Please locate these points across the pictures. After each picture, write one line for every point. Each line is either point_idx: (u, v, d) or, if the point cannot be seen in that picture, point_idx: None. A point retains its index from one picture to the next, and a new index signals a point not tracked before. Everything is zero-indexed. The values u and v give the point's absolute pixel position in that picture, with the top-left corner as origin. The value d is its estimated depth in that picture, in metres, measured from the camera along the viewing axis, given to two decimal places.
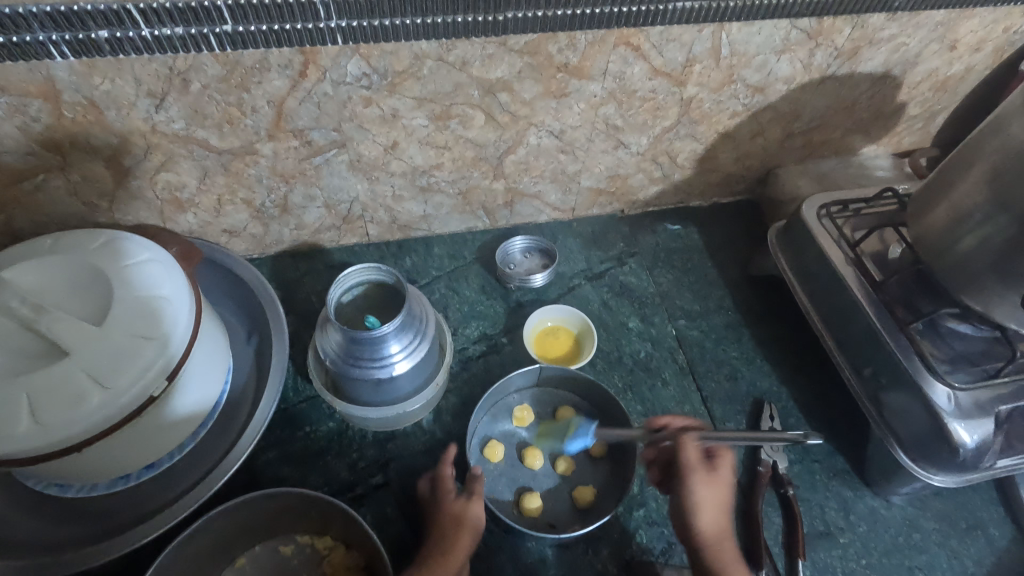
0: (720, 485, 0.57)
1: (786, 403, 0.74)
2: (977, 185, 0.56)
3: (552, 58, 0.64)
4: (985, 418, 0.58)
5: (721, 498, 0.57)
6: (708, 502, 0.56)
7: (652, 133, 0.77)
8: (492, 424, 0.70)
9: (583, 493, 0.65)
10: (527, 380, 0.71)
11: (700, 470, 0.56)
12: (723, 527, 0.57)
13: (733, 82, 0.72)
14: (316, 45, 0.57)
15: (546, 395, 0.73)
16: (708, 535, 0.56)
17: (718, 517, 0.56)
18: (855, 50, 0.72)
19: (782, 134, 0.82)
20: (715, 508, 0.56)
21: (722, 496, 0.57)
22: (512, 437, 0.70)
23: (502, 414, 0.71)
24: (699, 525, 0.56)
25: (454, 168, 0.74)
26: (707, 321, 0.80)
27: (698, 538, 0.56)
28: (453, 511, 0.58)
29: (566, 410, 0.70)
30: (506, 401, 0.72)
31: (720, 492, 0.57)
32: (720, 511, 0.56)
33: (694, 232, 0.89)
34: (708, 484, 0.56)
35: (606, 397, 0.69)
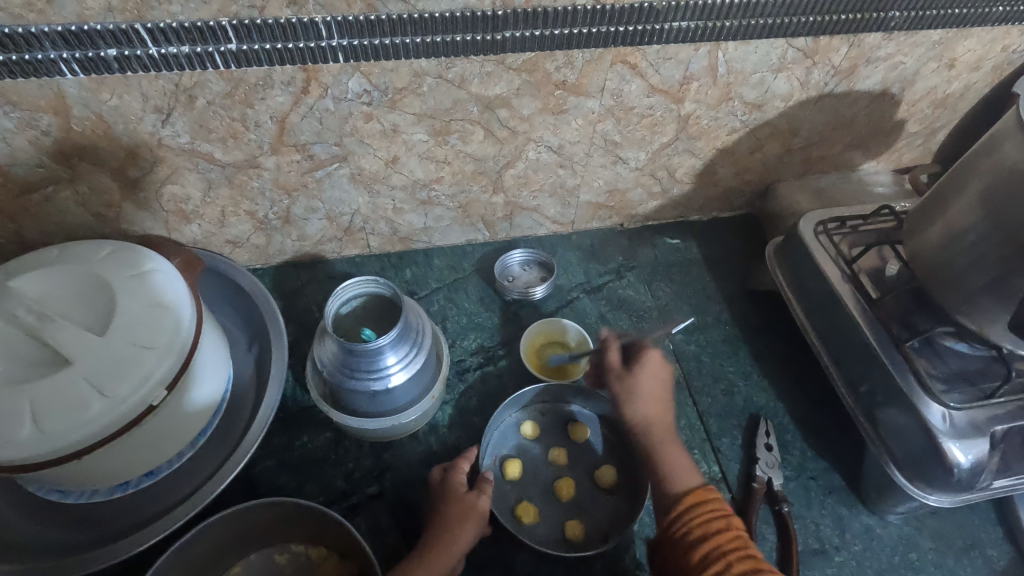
0: (647, 380, 0.64)
1: (782, 419, 0.74)
2: (971, 206, 0.56)
3: (550, 75, 0.65)
4: (980, 438, 0.58)
5: (654, 392, 0.63)
6: (636, 391, 0.63)
7: (650, 148, 0.77)
8: (495, 447, 0.70)
9: (578, 429, 0.70)
10: (526, 399, 0.72)
11: (641, 368, 0.64)
12: (661, 417, 0.63)
13: (730, 99, 0.73)
14: (318, 62, 0.59)
15: (547, 407, 0.73)
16: (642, 418, 0.62)
17: (649, 403, 0.63)
18: (852, 68, 0.73)
19: (780, 150, 0.83)
20: (648, 400, 0.63)
21: (652, 386, 0.63)
22: (543, 517, 0.66)
23: (498, 438, 0.70)
24: (635, 412, 0.63)
25: (454, 181, 0.75)
26: (705, 335, 0.80)
27: (634, 423, 0.63)
28: (463, 503, 0.59)
29: (529, 426, 0.71)
30: (508, 423, 0.71)
31: (649, 384, 0.64)
32: (648, 402, 0.63)
33: (693, 246, 0.90)
34: (641, 376, 0.64)
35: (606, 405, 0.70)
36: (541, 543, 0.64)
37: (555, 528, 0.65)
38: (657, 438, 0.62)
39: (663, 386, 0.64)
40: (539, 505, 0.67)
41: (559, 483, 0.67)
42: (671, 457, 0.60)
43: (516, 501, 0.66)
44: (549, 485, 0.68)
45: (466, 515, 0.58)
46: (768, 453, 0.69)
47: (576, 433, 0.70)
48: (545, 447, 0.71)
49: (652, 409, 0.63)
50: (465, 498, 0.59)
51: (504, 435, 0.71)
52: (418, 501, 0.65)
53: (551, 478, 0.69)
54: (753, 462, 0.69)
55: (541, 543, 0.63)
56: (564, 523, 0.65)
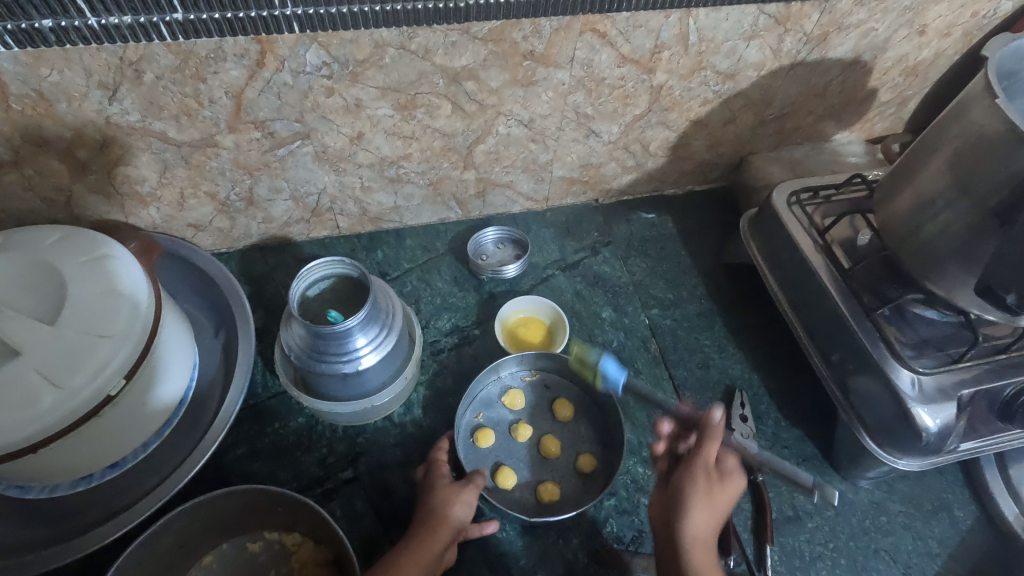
0: (718, 505, 0.53)
1: (757, 390, 0.74)
2: (939, 172, 0.56)
3: (518, 45, 0.63)
4: (948, 402, 0.59)
5: (725, 507, 0.54)
6: (717, 511, 0.53)
7: (623, 121, 0.76)
8: (473, 460, 0.66)
9: (513, 397, 0.70)
10: (466, 395, 0.68)
11: (713, 496, 0.53)
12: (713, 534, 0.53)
13: (702, 69, 0.72)
14: (272, 33, 0.56)
15: (492, 387, 0.71)
16: (699, 533, 0.52)
17: (714, 518, 0.53)
18: (825, 36, 0.72)
19: (754, 121, 0.82)
20: (718, 513, 0.53)
21: (728, 496, 0.54)
22: (557, 478, 0.66)
23: (467, 445, 0.67)
24: (695, 522, 0.52)
25: (423, 158, 0.73)
26: (681, 309, 0.80)
27: (687, 531, 0.52)
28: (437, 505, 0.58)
29: (484, 430, 0.67)
30: (463, 427, 0.68)
31: (726, 499, 0.54)
32: (717, 518, 0.53)
33: (669, 221, 0.89)
34: (727, 488, 0.54)
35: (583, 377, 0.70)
36: (581, 495, 0.65)
37: (573, 477, 0.66)
38: (705, 556, 0.51)
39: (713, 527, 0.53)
40: (548, 476, 0.66)
41: (543, 445, 0.67)
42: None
43: (531, 494, 0.65)
44: (538, 459, 0.67)
45: (442, 517, 0.57)
46: (743, 424, 0.70)
47: (512, 401, 0.70)
48: (503, 425, 0.69)
49: (716, 521, 0.53)
50: (444, 499, 0.58)
51: (469, 442, 0.67)
52: (394, 484, 0.64)
53: (531, 451, 0.68)
54: (729, 434, 0.70)
55: (581, 495, 0.65)
56: (574, 464, 0.67)
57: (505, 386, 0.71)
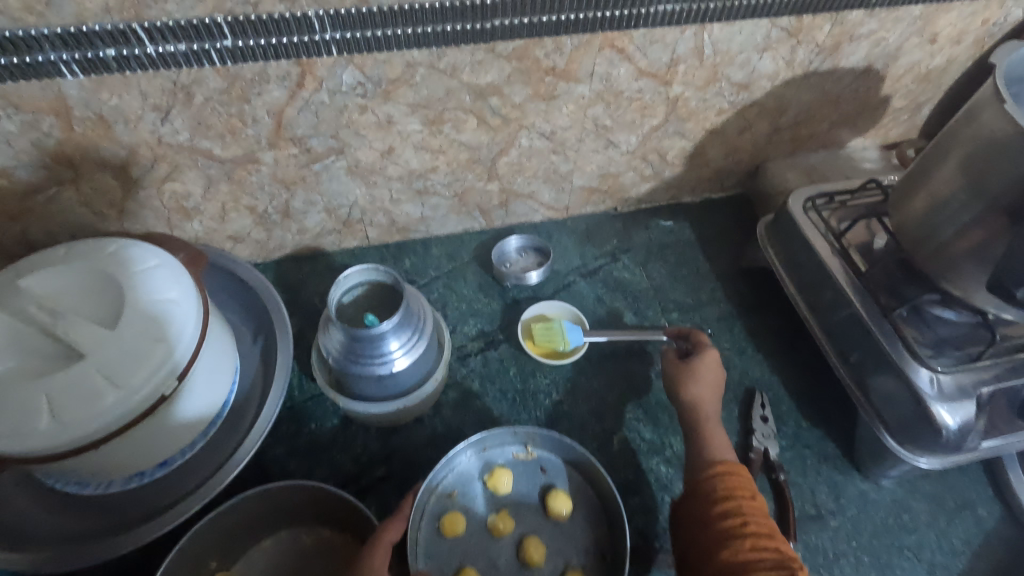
0: (704, 372, 0.65)
1: (778, 391, 0.75)
2: (952, 176, 0.58)
3: (540, 62, 0.66)
4: (967, 400, 0.60)
5: (708, 373, 0.65)
6: (695, 368, 0.66)
7: (641, 131, 0.79)
8: (434, 556, 0.62)
9: (496, 479, 0.65)
10: (434, 474, 0.64)
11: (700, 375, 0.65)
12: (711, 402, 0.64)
13: (717, 80, 0.74)
14: (312, 56, 0.60)
15: (475, 461, 0.67)
16: (696, 399, 0.64)
17: (705, 386, 0.64)
18: (837, 46, 0.74)
19: (769, 129, 0.84)
20: (703, 378, 0.65)
21: (713, 372, 0.65)
22: None
23: (432, 535, 0.63)
24: (689, 390, 0.64)
25: (449, 170, 0.77)
26: (701, 313, 0.82)
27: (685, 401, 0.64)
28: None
29: (452, 518, 0.63)
30: (428, 511, 0.64)
31: (705, 366, 0.66)
32: (704, 382, 0.64)
33: (686, 227, 0.91)
34: (704, 360, 0.66)
35: (582, 459, 0.65)
36: None
37: None
38: (703, 418, 0.62)
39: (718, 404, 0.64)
40: None
41: (525, 551, 0.62)
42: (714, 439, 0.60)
43: None
44: (515, 558, 0.62)
45: None
46: (764, 425, 0.71)
47: (494, 484, 0.65)
48: (473, 512, 0.64)
49: (705, 392, 0.64)
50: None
51: (431, 534, 0.63)
52: None
53: (511, 551, 0.63)
54: (750, 434, 0.71)
55: None
56: None
57: (490, 462, 0.67)
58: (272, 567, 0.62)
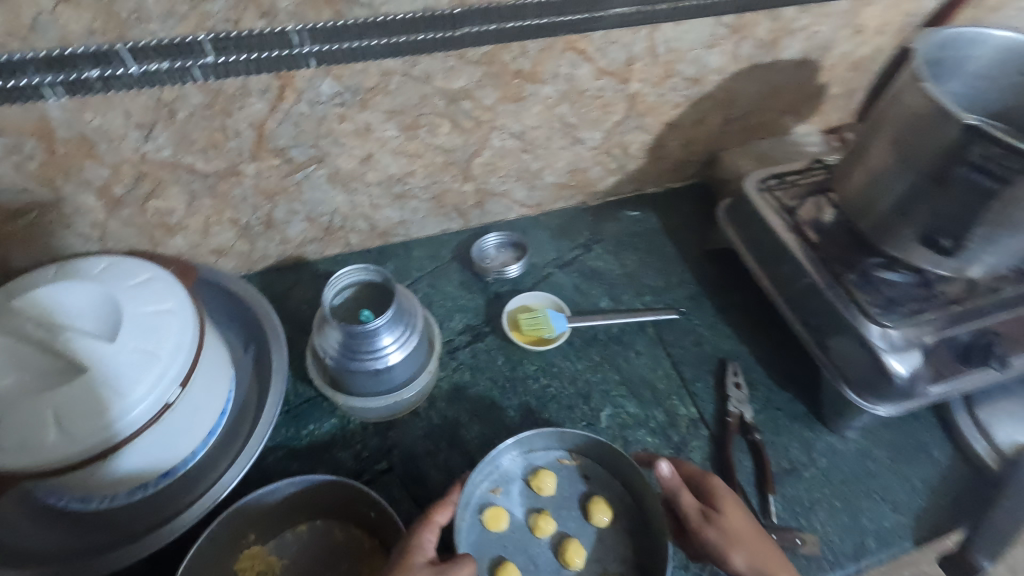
0: (734, 517, 0.60)
1: (748, 359, 0.81)
2: (884, 148, 0.64)
3: (508, 65, 0.71)
4: (913, 350, 0.67)
5: (742, 528, 0.59)
6: (728, 531, 0.59)
7: (604, 127, 0.84)
8: (475, 547, 0.64)
9: (542, 481, 0.67)
10: (482, 466, 0.67)
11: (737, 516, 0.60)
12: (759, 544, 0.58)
13: (671, 76, 0.80)
14: (291, 69, 0.63)
15: (522, 461, 0.69)
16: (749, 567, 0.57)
17: (749, 548, 0.58)
18: (775, 40, 0.81)
19: (721, 120, 0.91)
20: (732, 523, 0.59)
21: (745, 525, 0.59)
22: None
23: (476, 528, 0.65)
24: (737, 561, 0.57)
25: (427, 173, 0.80)
26: (672, 294, 0.87)
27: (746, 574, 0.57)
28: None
29: (494, 514, 0.65)
30: (473, 501, 0.66)
31: (734, 521, 0.59)
32: (738, 527, 0.59)
33: (652, 216, 0.97)
34: (729, 517, 0.59)
35: (630, 470, 0.65)
36: None
37: None
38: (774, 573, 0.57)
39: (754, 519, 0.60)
40: None
41: (565, 554, 0.64)
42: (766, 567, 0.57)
43: None
44: (555, 559, 0.64)
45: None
46: (737, 391, 0.76)
47: (541, 487, 0.67)
48: (513, 510, 0.67)
49: (749, 545, 0.58)
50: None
51: (473, 529, 0.65)
52: (427, 472, 0.69)
53: (551, 551, 0.65)
54: (725, 400, 0.76)
55: None
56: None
57: (536, 466, 0.69)
58: (298, 556, 0.64)
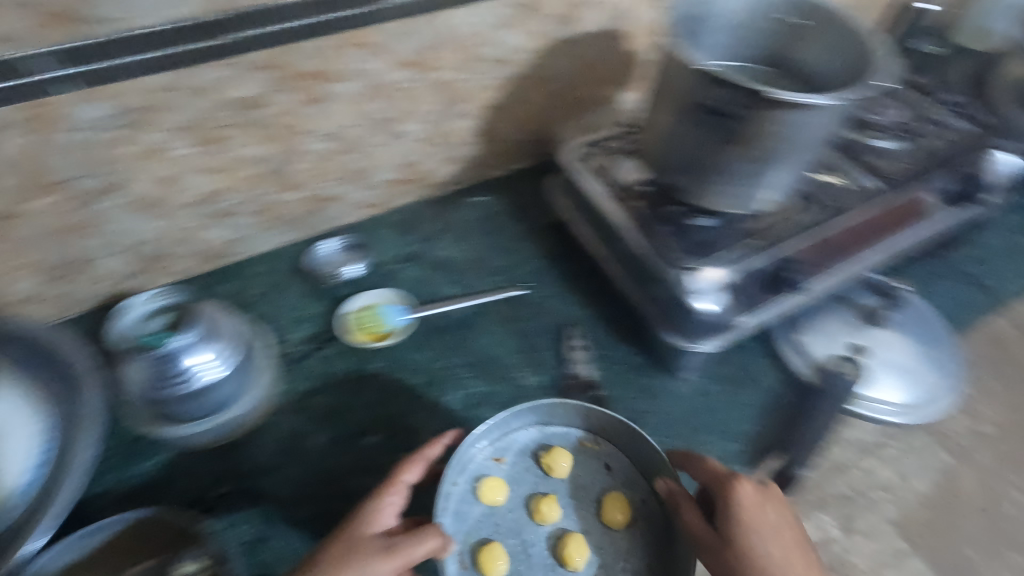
0: (770, 506, 0.60)
1: (592, 321, 0.83)
2: (659, 105, 0.70)
3: (294, 67, 0.70)
4: (716, 283, 0.71)
5: (767, 521, 0.60)
6: (743, 516, 0.59)
7: (422, 118, 0.85)
8: (460, 522, 0.64)
9: (556, 462, 0.67)
10: (490, 432, 0.68)
11: (766, 500, 0.61)
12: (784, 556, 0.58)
13: (474, 60, 0.82)
14: (45, 96, 0.59)
15: (540, 435, 0.70)
16: (761, 556, 0.58)
17: (772, 538, 0.59)
18: (569, 14, 0.84)
19: (542, 97, 0.93)
20: (763, 531, 0.59)
21: (778, 505, 0.61)
22: None
23: (467, 496, 0.65)
24: (759, 542, 0.58)
25: (243, 187, 0.78)
26: (517, 271, 0.89)
27: (760, 554, 0.58)
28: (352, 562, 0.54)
29: (495, 485, 0.66)
30: (472, 471, 0.66)
31: (762, 513, 0.60)
32: (762, 525, 0.59)
33: (496, 200, 0.99)
34: (748, 512, 0.59)
35: (648, 449, 0.66)
36: None
37: None
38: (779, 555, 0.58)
39: (793, 517, 0.62)
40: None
41: (566, 550, 0.63)
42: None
43: None
44: (550, 550, 0.64)
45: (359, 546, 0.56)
46: (579, 352, 0.79)
47: (555, 466, 0.67)
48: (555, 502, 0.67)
49: (762, 532, 0.59)
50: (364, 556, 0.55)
51: (467, 503, 0.65)
52: (272, 487, 0.67)
53: (548, 541, 0.64)
54: (568, 363, 0.78)
55: None
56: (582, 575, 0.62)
57: (545, 446, 0.70)
58: None
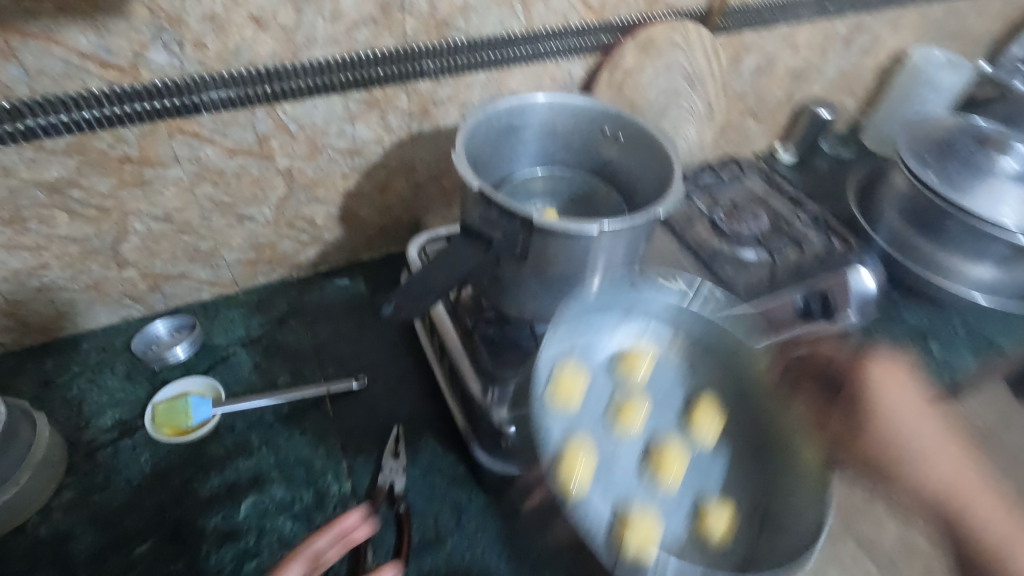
0: (890, 379, 0.61)
1: (420, 423, 0.78)
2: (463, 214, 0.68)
3: (107, 153, 0.68)
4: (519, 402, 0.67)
5: (899, 399, 0.60)
6: (883, 413, 0.59)
7: (269, 203, 0.83)
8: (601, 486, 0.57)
9: (631, 414, 0.62)
10: (573, 316, 0.62)
11: (901, 377, 0.61)
12: (962, 479, 0.56)
13: (322, 150, 0.81)
14: None
15: (565, 332, 0.62)
16: (948, 484, 0.56)
17: (927, 422, 0.58)
18: (425, 110, 0.84)
19: (409, 185, 0.92)
20: (892, 399, 0.60)
21: (911, 394, 0.60)
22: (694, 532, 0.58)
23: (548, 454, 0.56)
24: (883, 437, 0.58)
25: (64, 265, 0.76)
26: (357, 363, 0.85)
27: (937, 487, 0.56)
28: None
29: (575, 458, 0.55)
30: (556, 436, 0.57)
31: (888, 402, 0.60)
32: (920, 417, 0.59)
33: (361, 283, 0.96)
34: (884, 374, 0.61)
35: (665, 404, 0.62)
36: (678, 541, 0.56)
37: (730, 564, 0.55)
38: (965, 503, 0.55)
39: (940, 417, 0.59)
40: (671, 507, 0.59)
41: (660, 451, 0.61)
42: (994, 534, 0.53)
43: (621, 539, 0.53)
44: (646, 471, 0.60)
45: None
46: (394, 461, 0.72)
47: (632, 412, 0.62)
48: (647, 402, 0.64)
49: (895, 417, 0.59)
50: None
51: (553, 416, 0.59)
52: None
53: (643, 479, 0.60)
54: (381, 471, 0.72)
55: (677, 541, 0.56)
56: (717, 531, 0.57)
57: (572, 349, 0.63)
58: None
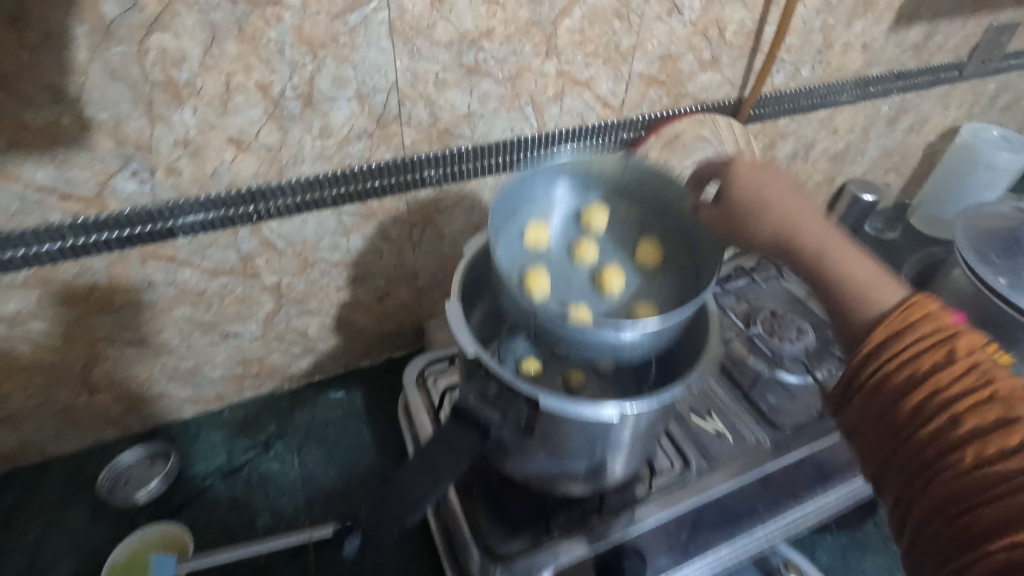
0: (772, 183, 0.54)
1: None
2: None
3: (73, 283, 0.62)
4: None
5: (800, 226, 0.52)
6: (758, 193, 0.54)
7: (256, 319, 0.76)
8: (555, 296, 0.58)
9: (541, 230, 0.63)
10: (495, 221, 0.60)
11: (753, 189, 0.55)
12: (840, 269, 0.49)
13: (313, 264, 0.73)
14: None
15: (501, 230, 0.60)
16: (838, 270, 0.49)
17: (819, 235, 0.51)
18: (427, 218, 0.76)
19: (410, 292, 0.84)
20: (776, 199, 0.54)
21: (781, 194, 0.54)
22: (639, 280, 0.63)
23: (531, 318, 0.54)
24: (806, 248, 0.51)
25: (27, 395, 0.69)
26: (347, 500, 0.75)
27: (809, 263, 0.51)
28: None
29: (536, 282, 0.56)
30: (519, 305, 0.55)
31: (768, 190, 0.54)
32: (788, 216, 0.53)
33: (358, 396, 0.87)
34: (746, 178, 0.55)
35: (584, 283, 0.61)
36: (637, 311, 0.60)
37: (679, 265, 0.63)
38: (830, 258, 0.50)
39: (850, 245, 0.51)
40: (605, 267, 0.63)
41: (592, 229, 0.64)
42: (857, 278, 0.48)
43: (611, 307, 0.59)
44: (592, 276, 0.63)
45: None
46: None
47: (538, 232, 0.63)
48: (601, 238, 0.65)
49: (777, 209, 0.53)
50: None
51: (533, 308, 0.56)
52: None
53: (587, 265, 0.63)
54: None
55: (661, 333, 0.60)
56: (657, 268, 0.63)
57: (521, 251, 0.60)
58: None
